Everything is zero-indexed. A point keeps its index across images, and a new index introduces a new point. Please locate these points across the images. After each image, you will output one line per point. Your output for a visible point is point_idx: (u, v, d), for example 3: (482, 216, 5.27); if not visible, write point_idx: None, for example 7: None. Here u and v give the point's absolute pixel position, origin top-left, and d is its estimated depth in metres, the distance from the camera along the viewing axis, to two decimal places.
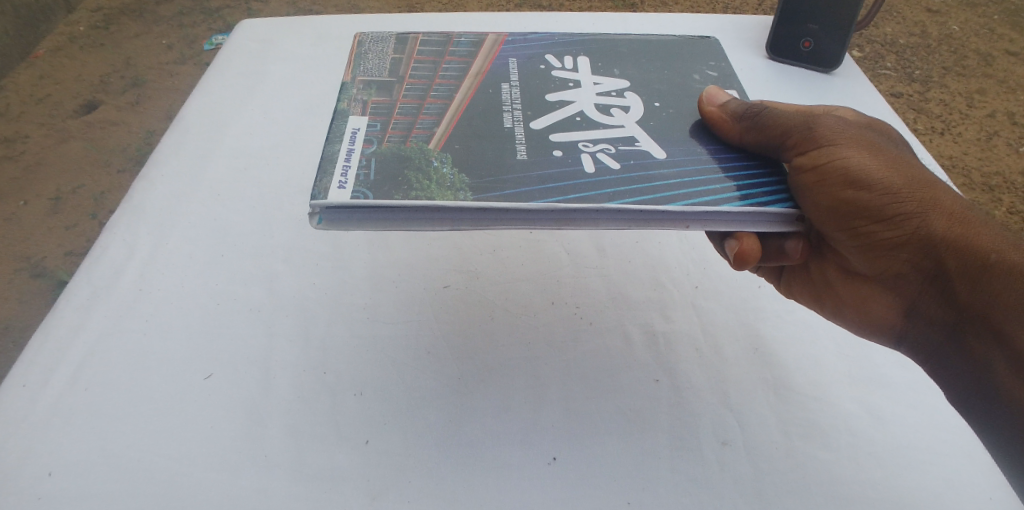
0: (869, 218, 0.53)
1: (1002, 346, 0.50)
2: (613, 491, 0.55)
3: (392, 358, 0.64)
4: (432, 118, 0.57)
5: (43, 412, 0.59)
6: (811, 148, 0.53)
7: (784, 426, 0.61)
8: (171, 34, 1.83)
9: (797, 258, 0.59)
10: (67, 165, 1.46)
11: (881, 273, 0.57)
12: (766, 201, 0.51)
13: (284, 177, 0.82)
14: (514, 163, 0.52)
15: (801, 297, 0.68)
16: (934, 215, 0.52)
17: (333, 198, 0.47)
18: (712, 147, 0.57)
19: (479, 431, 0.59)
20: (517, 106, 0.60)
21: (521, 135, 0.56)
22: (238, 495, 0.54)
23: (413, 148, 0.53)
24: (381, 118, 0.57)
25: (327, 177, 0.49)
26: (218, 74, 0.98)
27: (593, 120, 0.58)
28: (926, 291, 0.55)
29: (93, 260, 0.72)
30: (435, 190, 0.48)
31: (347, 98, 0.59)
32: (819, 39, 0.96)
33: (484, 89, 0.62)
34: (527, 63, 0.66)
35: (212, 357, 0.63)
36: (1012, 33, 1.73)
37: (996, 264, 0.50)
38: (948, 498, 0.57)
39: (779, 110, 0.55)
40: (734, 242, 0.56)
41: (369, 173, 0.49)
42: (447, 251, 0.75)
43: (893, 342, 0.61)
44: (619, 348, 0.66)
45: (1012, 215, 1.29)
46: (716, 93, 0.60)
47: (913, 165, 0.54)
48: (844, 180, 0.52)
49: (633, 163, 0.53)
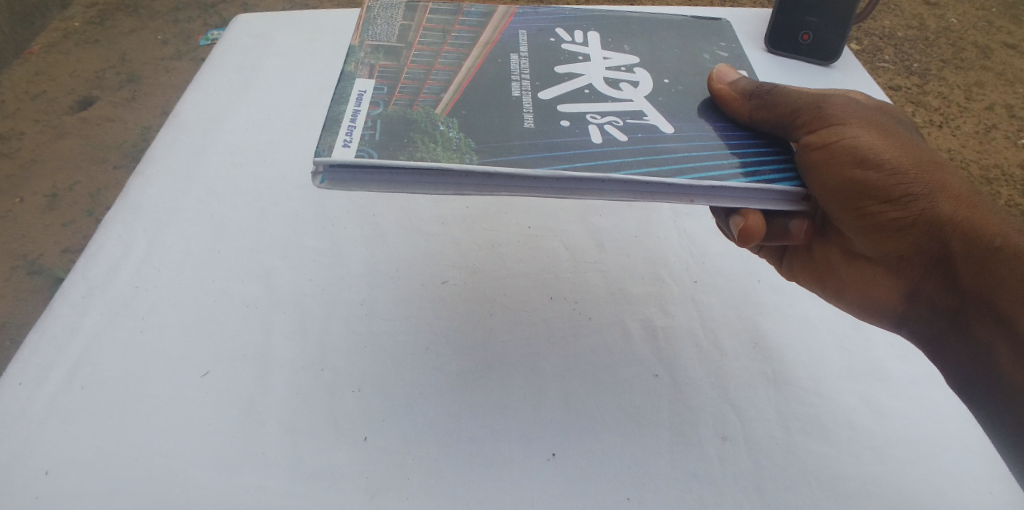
0: (875, 198, 0.53)
1: (1005, 338, 0.49)
2: (613, 486, 0.55)
3: (391, 354, 0.64)
4: (440, 85, 0.56)
5: (39, 411, 0.59)
6: (821, 127, 0.53)
7: (784, 421, 0.60)
8: (167, 29, 1.82)
9: (801, 239, 0.58)
10: (62, 162, 1.45)
11: (885, 254, 0.57)
12: (772, 179, 0.51)
13: (281, 174, 0.82)
14: (521, 130, 0.52)
15: (803, 279, 0.68)
16: (940, 197, 0.52)
17: (338, 156, 0.46)
18: (719, 125, 0.56)
19: (478, 428, 0.58)
20: (525, 76, 0.59)
21: (528, 104, 0.55)
22: (236, 492, 0.54)
23: (420, 112, 0.52)
24: (388, 82, 0.56)
25: (331, 135, 0.48)
26: (215, 67, 0.97)
27: (602, 93, 0.58)
28: (929, 273, 0.55)
29: (89, 257, 0.71)
30: (440, 152, 0.48)
31: (355, 60, 0.58)
32: (819, 31, 0.96)
33: (493, 58, 0.61)
34: (537, 35, 0.65)
35: (210, 355, 0.63)
36: (1010, 25, 1.73)
37: (1002, 250, 0.49)
38: (948, 494, 0.57)
39: (788, 89, 0.55)
40: (740, 219, 0.55)
41: (374, 134, 0.49)
42: (445, 246, 0.75)
43: (894, 325, 0.61)
44: (619, 343, 0.66)
45: (1011, 208, 1.28)
46: (725, 71, 0.59)
47: (920, 148, 0.54)
48: (853, 159, 0.51)
49: (640, 136, 0.53)
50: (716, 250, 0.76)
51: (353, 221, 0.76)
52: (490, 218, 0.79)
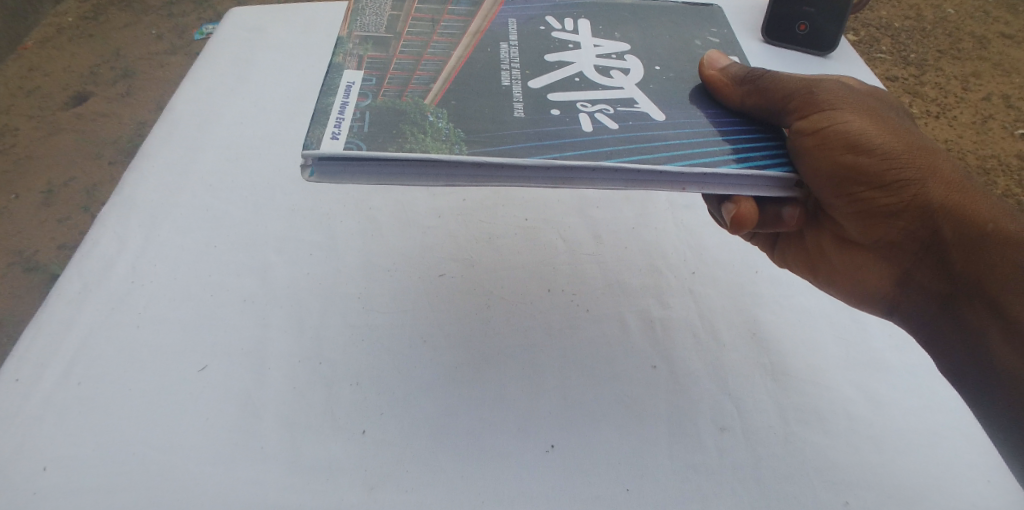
0: (867, 183, 0.53)
1: (997, 323, 0.50)
2: (612, 477, 0.55)
3: (389, 348, 0.63)
4: (430, 75, 0.56)
5: (36, 407, 0.58)
6: (812, 112, 0.53)
7: (782, 412, 0.60)
8: (161, 24, 1.81)
9: (793, 225, 0.58)
10: (57, 158, 1.45)
11: (876, 240, 0.57)
12: (764, 164, 0.51)
13: (277, 167, 0.81)
14: (511, 120, 0.52)
15: (794, 267, 0.68)
16: (932, 181, 0.52)
17: (326, 149, 0.46)
18: (711, 111, 0.56)
19: (477, 420, 0.58)
20: (515, 65, 0.59)
21: (518, 94, 0.55)
22: (235, 486, 0.54)
23: (409, 103, 0.52)
24: (376, 73, 0.55)
25: (319, 128, 0.48)
26: (209, 60, 0.97)
27: (592, 81, 0.58)
28: (920, 259, 0.55)
29: (84, 253, 0.71)
30: (429, 143, 0.47)
31: (343, 52, 0.57)
32: (815, 21, 0.96)
33: (483, 47, 0.61)
34: (527, 24, 0.65)
35: (207, 349, 0.62)
36: (1007, 16, 1.73)
37: (993, 234, 0.50)
38: (946, 483, 0.57)
39: (780, 74, 0.55)
40: (732, 205, 0.55)
41: (363, 125, 0.49)
42: (442, 239, 0.75)
43: (886, 312, 0.61)
44: (617, 334, 0.66)
45: (1008, 198, 1.28)
46: (717, 57, 0.60)
47: (913, 132, 0.54)
48: (845, 144, 0.51)
49: (632, 124, 0.53)
50: (712, 242, 0.76)
51: (349, 215, 0.76)
52: (486, 210, 0.78)
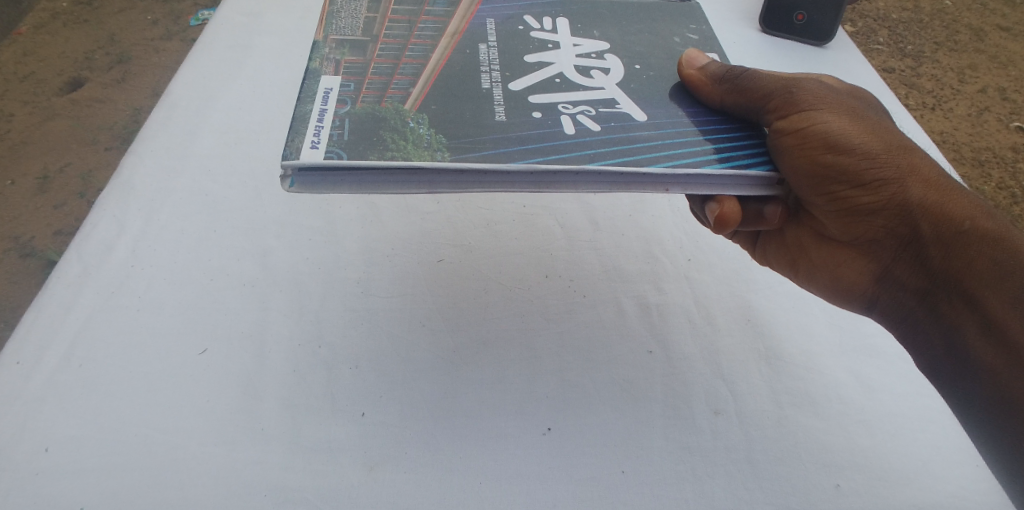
0: (847, 183, 0.53)
1: (976, 316, 0.51)
2: (607, 458, 0.56)
3: (387, 331, 0.64)
4: (409, 79, 0.56)
5: (38, 388, 0.59)
6: (791, 111, 0.53)
7: (775, 396, 0.61)
8: (156, 9, 1.79)
9: (775, 222, 0.60)
10: (53, 144, 1.44)
11: (856, 238, 0.57)
12: (745, 163, 0.52)
13: (272, 151, 0.82)
14: (492, 123, 0.52)
15: (776, 263, 0.68)
16: (910, 181, 0.52)
17: (306, 158, 0.46)
18: (691, 110, 0.57)
19: (475, 402, 0.59)
20: (495, 67, 0.59)
21: (499, 96, 0.56)
22: (236, 466, 0.54)
23: (389, 108, 0.52)
24: (354, 78, 0.55)
25: (299, 137, 0.47)
26: (202, 45, 0.96)
27: (573, 82, 0.58)
28: (900, 257, 0.55)
29: (83, 237, 0.71)
30: (411, 150, 0.47)
31: (319, 57, 0.57)
32: (813, 12, 0.96)
33: (462, 49, 0.61)
34: (505, 23, 0.65)
35: (205, 332, 0.63)
36: (1004, 9, 1.74)
37: (972, 232, 0.51)
38: (936, 465, 0.58)
39: (759, 72, 0.55)
40: (715, 205, 0.56)
41: (344, 134, 0.49)
42: (439, 224, 0.75)
43: (864, 307, 0.61)
44: (612, 318, 0.67)
45: (1000, 191, 1.28)
46: (695, 55, 0.60)
47: (892, 131, 0.54)
48: (824, 144, 0.51)
49: (614, 125, 0.53)
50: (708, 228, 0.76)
51: (348, 200, 0.76)
52: (484, 196, 0.79)
